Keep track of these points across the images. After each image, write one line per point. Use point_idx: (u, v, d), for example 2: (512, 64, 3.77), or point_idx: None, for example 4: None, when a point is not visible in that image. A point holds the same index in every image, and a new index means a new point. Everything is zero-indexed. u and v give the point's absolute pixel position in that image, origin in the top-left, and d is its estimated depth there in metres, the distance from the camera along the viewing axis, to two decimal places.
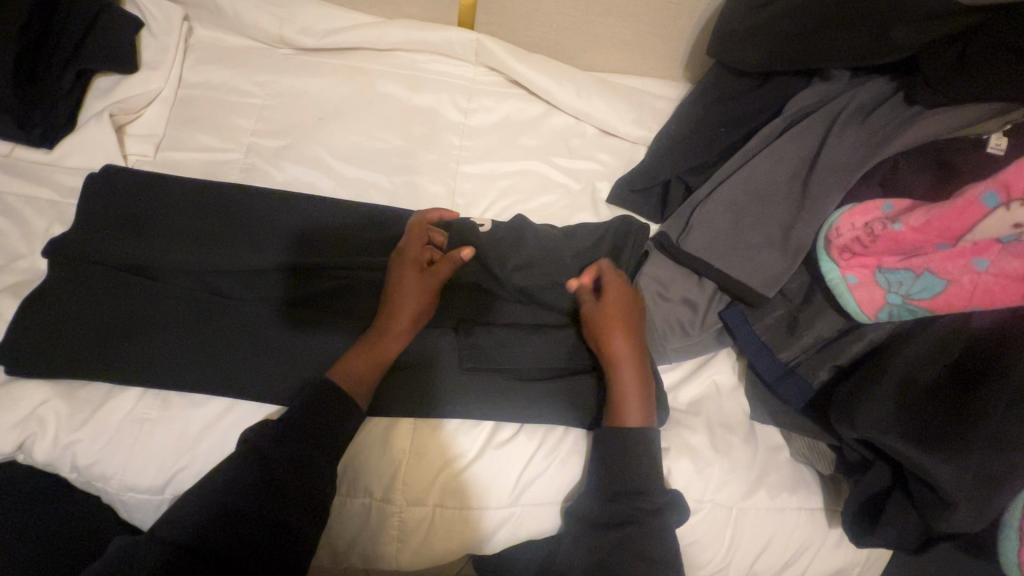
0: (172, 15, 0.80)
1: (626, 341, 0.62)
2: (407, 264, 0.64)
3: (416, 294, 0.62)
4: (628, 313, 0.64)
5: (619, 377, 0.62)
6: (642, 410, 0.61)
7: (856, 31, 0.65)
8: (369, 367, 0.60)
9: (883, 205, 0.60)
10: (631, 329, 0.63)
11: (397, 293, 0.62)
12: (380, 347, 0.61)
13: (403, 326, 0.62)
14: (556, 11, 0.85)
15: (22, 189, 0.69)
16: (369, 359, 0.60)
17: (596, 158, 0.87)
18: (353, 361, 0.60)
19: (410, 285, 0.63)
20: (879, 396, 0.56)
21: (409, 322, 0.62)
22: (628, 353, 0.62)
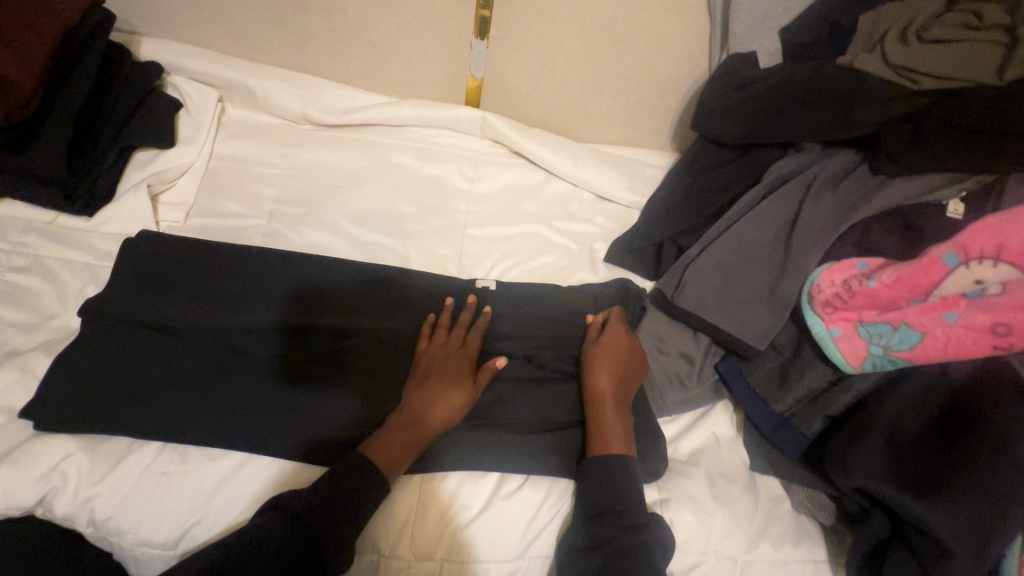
0: (208, 97, 0.88)
1: (609, 376, 0.68)
2: (455, 356, 0.68)
3: (463, 388, 0.66)
4: (620, 350, 0.70)
5: (598, 410, 0.66)
6: (620, 445, 0.64)
7: (823, 108, 0.72)
8: (410, 440, 0.62)
9: (858, 263, 0.65)
10: (618, 364, 0.69)
11: (444, 374, 0.66)
12: (422, 422, 0.63)
13: (446, 411, 0.64)
14: (553, 92, 0.94)
15: (60, 253, 0.74)
16: (410, 433, 0.62)
17: (593, 221, 0.93)
18: (395, 434, 0.62)
19: (458, 377, 0.66)
20: (869, 445, 0.58)
21: (456, 411, 0.65)
22: (608, 387, 0.67)
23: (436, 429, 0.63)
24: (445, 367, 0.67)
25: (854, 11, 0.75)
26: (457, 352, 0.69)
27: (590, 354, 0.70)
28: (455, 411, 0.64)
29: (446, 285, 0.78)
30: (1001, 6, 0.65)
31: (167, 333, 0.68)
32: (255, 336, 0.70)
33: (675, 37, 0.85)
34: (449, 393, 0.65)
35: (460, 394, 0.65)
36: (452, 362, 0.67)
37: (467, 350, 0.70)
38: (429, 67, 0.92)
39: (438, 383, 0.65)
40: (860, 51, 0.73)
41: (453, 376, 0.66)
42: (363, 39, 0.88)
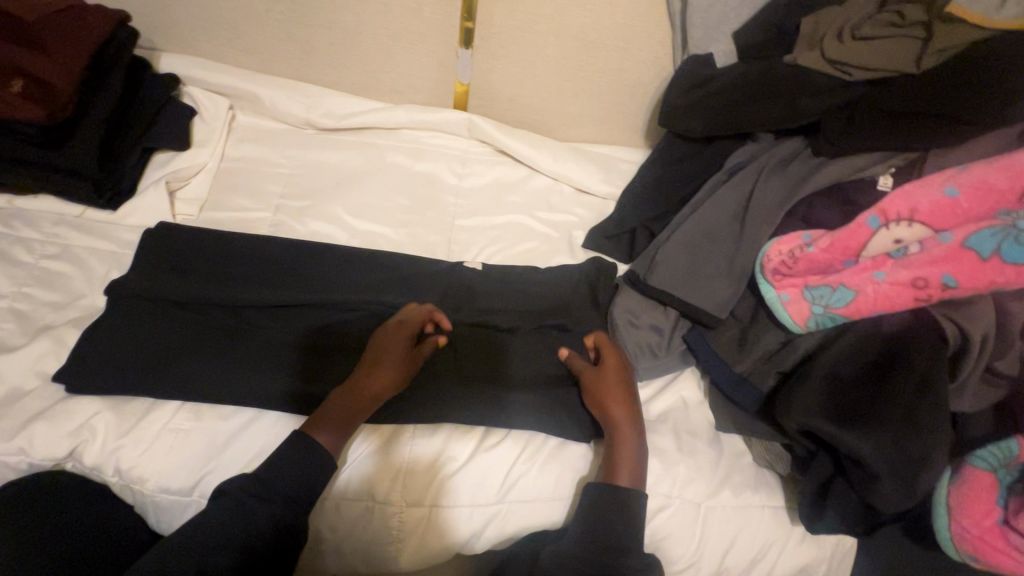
0: (220, 105, 0.98)
1: (617, 404, 0.71)
2: (395, 334, 0.72)
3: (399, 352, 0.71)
4: (623, 379, 0.74)
5: (610, 437, 0.69)
6: (633, 468, 0.67)
7: (771, 102, 0.81)
8: (342, 413, 0.67)
9: (802, 235, 0.72)
10: (620, 391, 0.72)
11: (379, 356, 0.71)
12: (352, 394, 0.68)
13: (373, 385, 0.68)
14: (533, 96, 1.03)
15: (87, 242, 0.83)
16: (339, 406, 0.67)
17: (572, 211, 1.01)
18: (329, 412, 0.67)
19: (391, 355, 0.71)
20: (810, 390, 0.65)
21: (383, 382, 0.69)
22: (619, 414, 0.70)
23: (368, 401, 0.68)
24: (380, 348, 0.71)
25: (798, 15, 0.84)
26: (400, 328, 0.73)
27: (594, 385, 0.73)
28: (386, 383, 0.69)
29: (435, 267, 0.85)
30: (921, 6, 0.74)
31: (179, 310, 0.76)
32: (259, 312, 0.77)
33: (641, 43, 0.94)
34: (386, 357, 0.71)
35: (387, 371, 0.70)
36: (389, 341, 0.72)
37: (406, 327, 0.73)
38: (421, 75, 1.01)
39: (372, 365, 0.70)
40: (802, 48, 0.82)
41: (386, 354, 0.71)
42: (361, 51, 0.98)
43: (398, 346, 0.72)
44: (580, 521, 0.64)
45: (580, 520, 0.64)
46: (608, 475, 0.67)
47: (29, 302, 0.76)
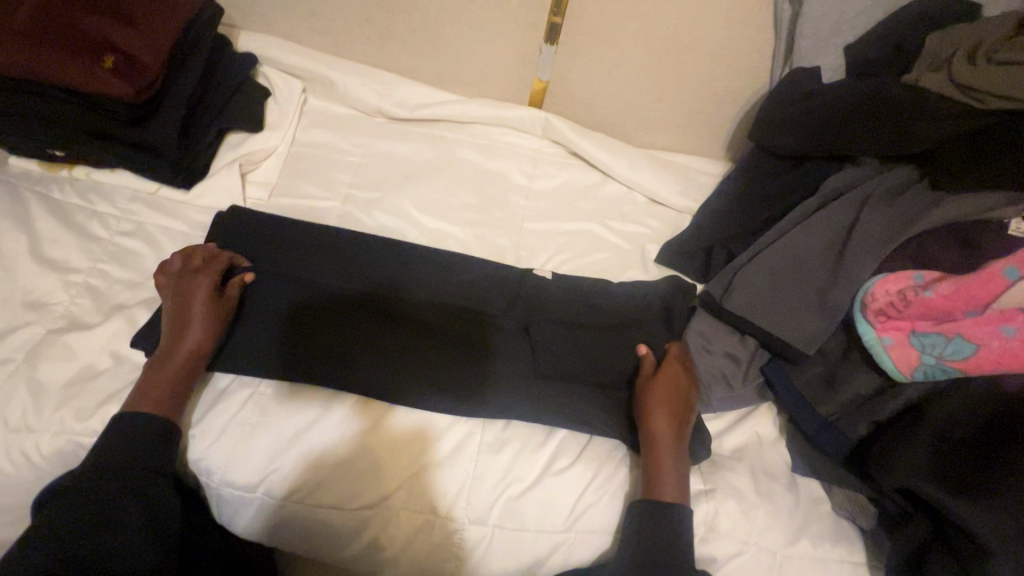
0: (294, 87, 0.96)
1: (666, 413, 0.69)
2: (197, 286, 0.70)
3: (203, 314, 0.69)
4: (679, 391, 0.71)
5: (655, 446, 0.67)
6: (677, 482, 0.66)
7: (884, 124, 0.74)
8: (181, 370, 0.67)
9: (914, 275, 0.67)
10: (675, 402, 0.70)
11: (184, 309, 0.69)
12: (188, 348, 0.67)
13: (201, 338, 0.68)
14: (615, 98, 0.98)
15: (161, 221, 0.82)
16: (182, 361, 0.67)
17: (645, 222, 0.97)
18: (156, 373, 0.66)
19: (199, 306, 0.69)
20: (914, 447, 0.62)
21: (206, 336, 0.69)
22: (670, 424, 0.68)
23: (198, 357, 0.68)
24: (179, 305, 0.69)
25: (920, 32, 0.77)
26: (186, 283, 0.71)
27: (651, 389, 0.71)
28: (210, 332, 0.69)
29: (503, 272, 0.82)
30: None
31: (246, 297, 0.75)
32: (320, 307, 0.75)
33: (739, 50, 0.88)
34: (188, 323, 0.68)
35: (211, 322, 0.69)
36: (191, 296, 0.69)
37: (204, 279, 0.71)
38: (499, 69, 0.97)
39: (179, 324, 0.68)
40: (925, 70, 0.75)
41: (195, 307, 0.69)
42: (440, 39, 0.94)
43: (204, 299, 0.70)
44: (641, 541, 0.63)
45: (645, 542, 0.63)
46: (650, 486, 0.66)
47: (103, 279, 0.76)
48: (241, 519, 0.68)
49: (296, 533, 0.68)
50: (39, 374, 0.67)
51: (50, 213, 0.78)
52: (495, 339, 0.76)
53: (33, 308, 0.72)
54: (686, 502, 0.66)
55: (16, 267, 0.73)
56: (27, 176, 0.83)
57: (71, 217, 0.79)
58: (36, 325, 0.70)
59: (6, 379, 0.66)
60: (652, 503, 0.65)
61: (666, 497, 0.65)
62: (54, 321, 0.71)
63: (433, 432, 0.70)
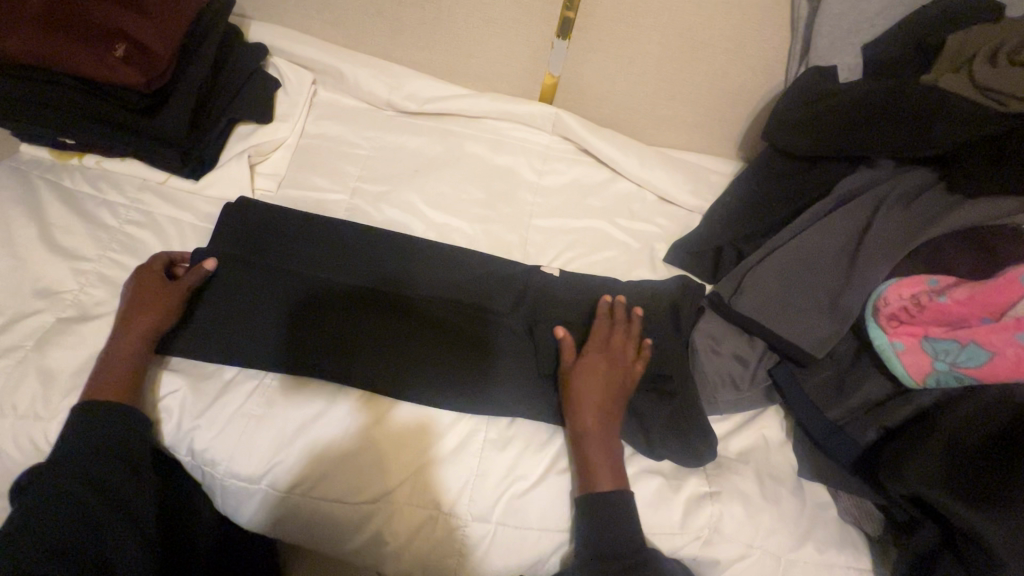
0: (304, 79, 0.95)
1: (595, 401, 0.69)
2: (151, 276, 0.71)
3: (155, 299, 0.69)
4: (616, 383, 0.71)
5: (586, 436, 0.67)
6: (612, 473, 0.66)
7: (904, 125, 0.72)
8: (129, 353, 0.67)
9: (929, 280, 0.66)
10: (610, 395, 0.70)
11: (139, 295, 0.70)
12: (136, 332, 0.68)
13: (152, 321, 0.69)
14: (626, 94, 0.97)
15: (169, 211, 0.82)
16: (130, 345, 0.67)
17: (654, 221, 0.96)
18: (106, 357, 0.67)
19: (150, 292, 0.70)
20: (924, 454, 0.60)
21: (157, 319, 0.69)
22: (598, 414, 0.68)
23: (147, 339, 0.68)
24: (137, 292, 0.70)
25: (941, 31, 0.76)
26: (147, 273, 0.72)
27: (576, 377, 0.70)
28: (159, 314, 0.69)
29: (510, 269, 0.82)
30: None
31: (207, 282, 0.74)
32: (325, 301, 0.75)
33: (754, 48, 0.87)
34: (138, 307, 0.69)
35: (162, 306, 0.69)
36: (144, 285, 0.71)
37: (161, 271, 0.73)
38: (510, 63, 0.96)
39: (130, 310, 0.69)
40: (944, 72, 0.74)
41: (149, 294, 0.70)
42: (452, 33, 0.93)
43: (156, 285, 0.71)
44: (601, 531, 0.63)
45: (634, 546, 0.63)
46: (589, 480, 0.66)
47: (112, 268, 0.76)
48: (244, 511, 0.68)
49: (300, 526, 0.68)
50: (48, 362, 0.67)
51: (61, 201, 0.79)
52: (502, 335, 0.76)
53: (42, 296, 0.72)
54: (626, 491, 0.66)
55: (27, 255, 0.73)
56: (38, 164, 0.83)
57: (81, 205, 0.79)
58: (46, 313, 0.70)
59: (15, 366, 0.67)
60: (614, 499, 0.64)
61: (598, 488, 0.65)
62: (63, 309, 0.71)
63: (438, 428, 0.70)
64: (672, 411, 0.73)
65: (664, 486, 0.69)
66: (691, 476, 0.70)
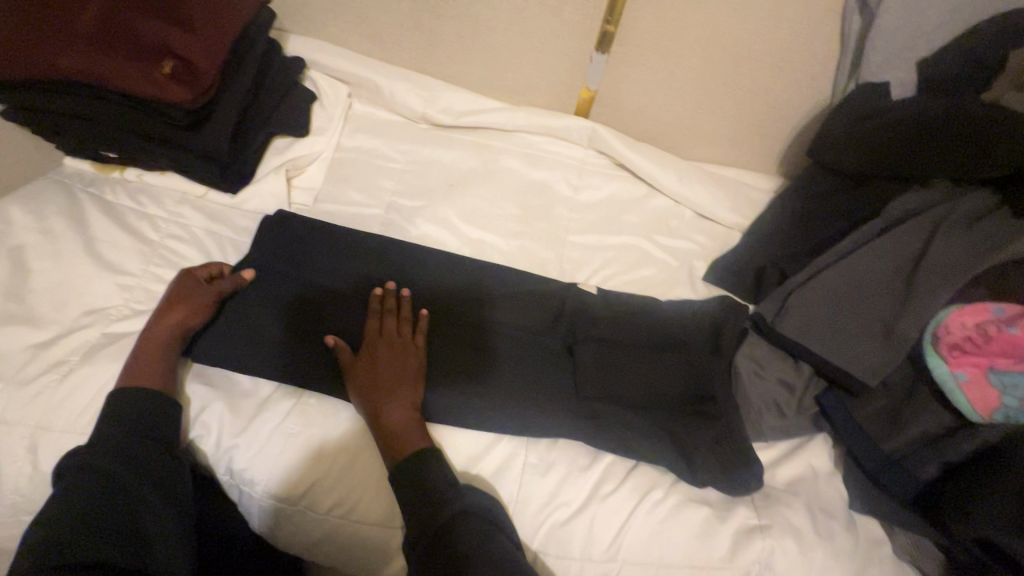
0: (340, 93, 0.95)
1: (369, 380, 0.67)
2: (188, 278, 0.72)
3: (187, 302, 0.70)
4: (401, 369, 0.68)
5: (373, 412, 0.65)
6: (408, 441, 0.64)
7: (965, 147, 0.69)
8: (153, 348, 0.67)
9: (994, 308, 0.63)
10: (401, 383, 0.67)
11: (172, 296, 0.70)
12: (161, 328, 0.68)
13: (178, 319, 0.69)
14: (664, 108, 0.95)
15: (208, 225, 0.83)
16: (156, 340, 0.67)
17: (693, 238, 0.94)
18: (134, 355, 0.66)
19: (185, 294, 0.70)
20: (992, 494, 0.59)
21: (186, 318, 0.69)
22: (381, 392, 0.66)
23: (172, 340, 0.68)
24: (172, 294, 0.71)
25: (1005, 47, 0.72)
26: (184, 277, 0.72)
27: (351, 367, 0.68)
28: (188, 318, 0.69)
29: (548, 286, 0.80)
30: None
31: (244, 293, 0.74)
32: (358, 316, 0.75)
33: (800, 62, 0.85)
34: (170, 309, 0.69)
35: (190, 304, 0.70)
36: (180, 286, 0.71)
37: (199, 275, 0.73)
38: (547, 77, 0.95)
39: (162, 306, 0.69)
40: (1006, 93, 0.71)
41: (183, 295, 0.70)
42: (489, 46, 0.92)
43: (193, 288, 0.71)
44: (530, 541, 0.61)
45: None
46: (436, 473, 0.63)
47: (152, 281, 0.76)
48: (280, 532, 0.67)
49: (335, 548, 0.67)
50: (92, 377, 0.67)
51: (104, 215, 0.79)
52: (538, 357, 0.75)
53: (88, 312, 0.72)
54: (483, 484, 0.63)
55: (73, 269, 0.74)
56: (82, 177, 0.84)
57: (121, 218, 0.80)
58: (92, 328, 0.71)
59: (59, 380, 0.67)
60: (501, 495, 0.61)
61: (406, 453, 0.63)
62: (107, 324, 0.72)
63: (477, 451, 0.69)
64: (716, 436, 0.70)
65: (711, 518, 0.66)
66: (739, 506, 0.68)
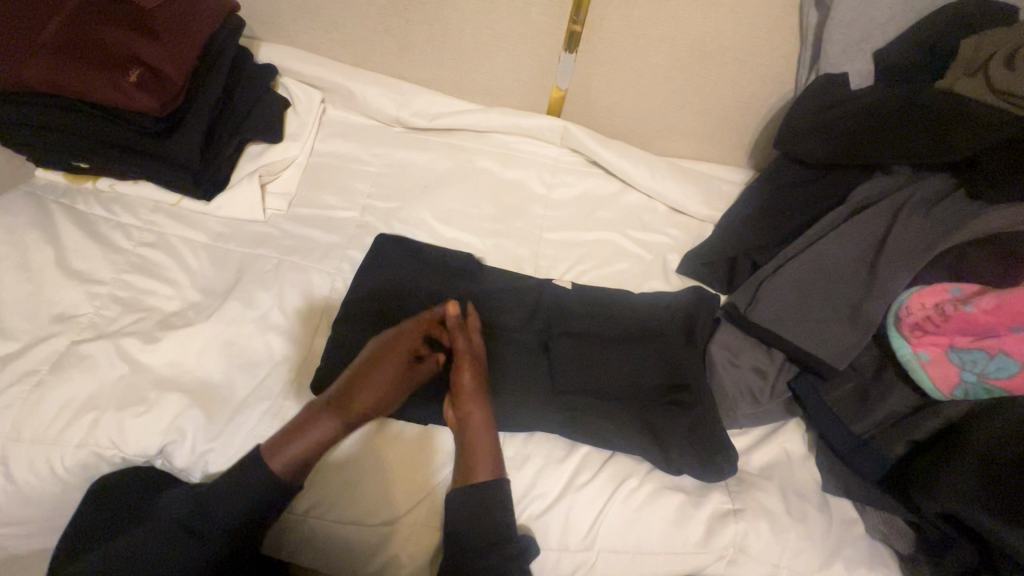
0: (313, 98, 0.96)
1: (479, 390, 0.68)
2: (404, 334, 0.68)
3: (388, 377, 0.65)
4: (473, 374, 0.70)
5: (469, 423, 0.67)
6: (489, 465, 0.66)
7: (922, 131, 0.70)
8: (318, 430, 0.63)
9: (952, 288, 0.65)
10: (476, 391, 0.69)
11: (377, 362, 0.66)
12: (364, 407, 0.64)
13: (378, 395, 0.65)
14: (634, 105, 0.97)
15: (182, 232, 0.83)
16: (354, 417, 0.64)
17: (667, 232, 0.95)
18: (305, 429, 0.63)
19: (395, 367, 0.66)
20: (957, 471, 0.59)
21: (386, 397, 0.65)
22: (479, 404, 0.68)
23: (369, 416, 0.65)
24: (382, 358, 0.66)
25: (957, 36, 0.75)
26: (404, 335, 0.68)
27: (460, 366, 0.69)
28: (382, 396, 0.65)
29: (522, 282, 0.81)
30: None
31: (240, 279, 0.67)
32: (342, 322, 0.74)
33: (764, 56, 0.86)
34: (371, 383, 0.64)
35: (393, 374, 0.66)
36: (404, 342, 0.68)
37: (416, 327, 0.70)
38: (518, 77, 0.96)
39: (360, 374, 0.65)
40: (961, 75, 0.73)
41: (389, 357, 0.66)
42: (459, 48, 0.94)
43: (406, 349, 0.68)
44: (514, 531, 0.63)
45: None
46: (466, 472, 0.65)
47: (127, 289, 0.76)
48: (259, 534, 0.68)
49: (314, 550, 0.67)
50: (63, 386, 0.67)
51: (76, 226, 0.79)
52: (511, 352, 0.76)
53: (59, 321, 0.72)
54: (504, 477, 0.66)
55: (45, 279, 0.74)
56: (54, 189, 0.84)
57: (94, 228, 0.80)
58: (61, 336, 0.70)
59: (31, 391, 0.67)
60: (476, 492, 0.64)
61: (479, 478, 0.65)
62: (78, 332, 0.72)
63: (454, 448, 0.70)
64: (690, 423, 0.71)
65: (686, 504, 0.67)
66: (714, 492, 0.69)
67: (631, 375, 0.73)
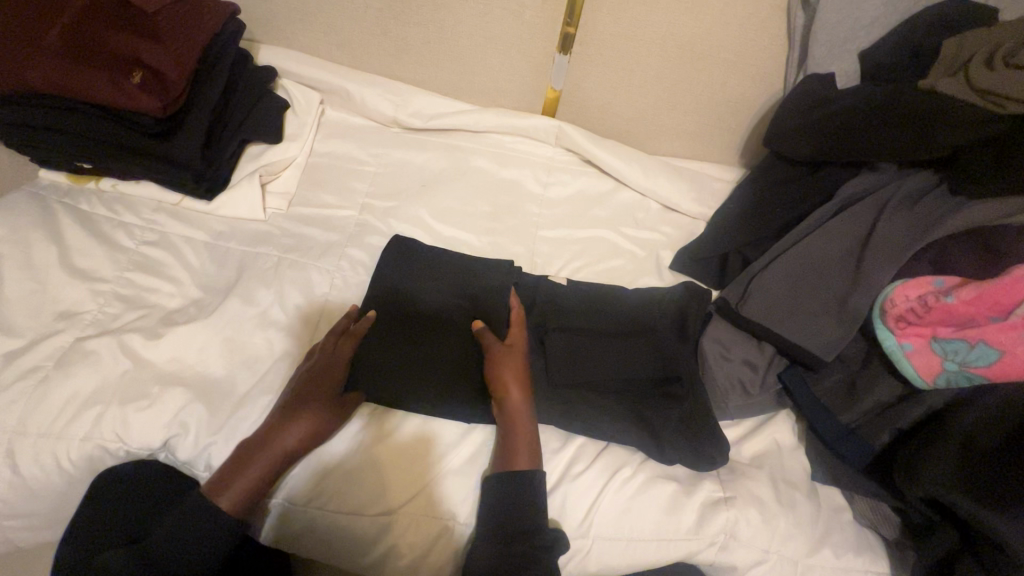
0: (311, 98, 0.97)
1: (517, 383, 0.70)
2: (327, 367, 0.69)
3: (313, 416, 0.66)
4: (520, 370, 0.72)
5: (509, 413, 0.69)
6: (528, 454, 0.68)
7: (902, 129, 0.72)
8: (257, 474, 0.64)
9: (936, 280, 0.67)
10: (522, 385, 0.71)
11: (299, 400, 0.67)
12: (288, 445, 0.65)
13: (305, 430, 0.65)
14: (627, 105, 0.99)
15: (184, 231, 0.84)
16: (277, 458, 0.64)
17: (660, 229, 0.97)
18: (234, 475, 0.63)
19: (315, 401, 0.67)
20: (939, 457, 0.61)
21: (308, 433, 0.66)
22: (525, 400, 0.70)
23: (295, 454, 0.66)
24: (303, 396, 0.67)
25: (940, 36, 0.76)
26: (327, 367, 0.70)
27: (496, 361, 0.72)
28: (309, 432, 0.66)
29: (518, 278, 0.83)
30: None
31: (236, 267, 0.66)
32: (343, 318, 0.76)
33: (753, 56, 0.88)
34: (294, 423, 0.65)
35: (318, 412, 0.66)
36: (325, 378, 0.69)
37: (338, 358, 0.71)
38: (513, 78, 0.98)
39: (285, 416, 0.66)
40: (941, 75, 0.73)
41: (313, 395, 0.67)
42: (455, 50, 0.95)
43: (328, 383, 0.69)
44: (510, 519, 0.65)
45: None
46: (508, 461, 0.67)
47: (130, 287, 0.78)
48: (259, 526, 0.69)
49: (315, 543, 0.68)
50: (67, 381, 0.68)
51: (79, 225, 0.81)
52: None
53: (64, 318, 0.74)
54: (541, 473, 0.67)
55: (48, 277, 0.75)
56: (58, 189, 0.85)
57: (97, 227, 0.82)
58: (66, 333, 0.72)
59: (36, 387, 0.68)
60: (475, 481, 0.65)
61: (519, 467, 0.67)
62: (82, 329, 0.73)
63: (455, 438, 0.72)
64: (683, 416, 0.73)
65: (678, 492, 0.69)
66: (707, 481, 0.71)
67: (624, 368, 0.75)
